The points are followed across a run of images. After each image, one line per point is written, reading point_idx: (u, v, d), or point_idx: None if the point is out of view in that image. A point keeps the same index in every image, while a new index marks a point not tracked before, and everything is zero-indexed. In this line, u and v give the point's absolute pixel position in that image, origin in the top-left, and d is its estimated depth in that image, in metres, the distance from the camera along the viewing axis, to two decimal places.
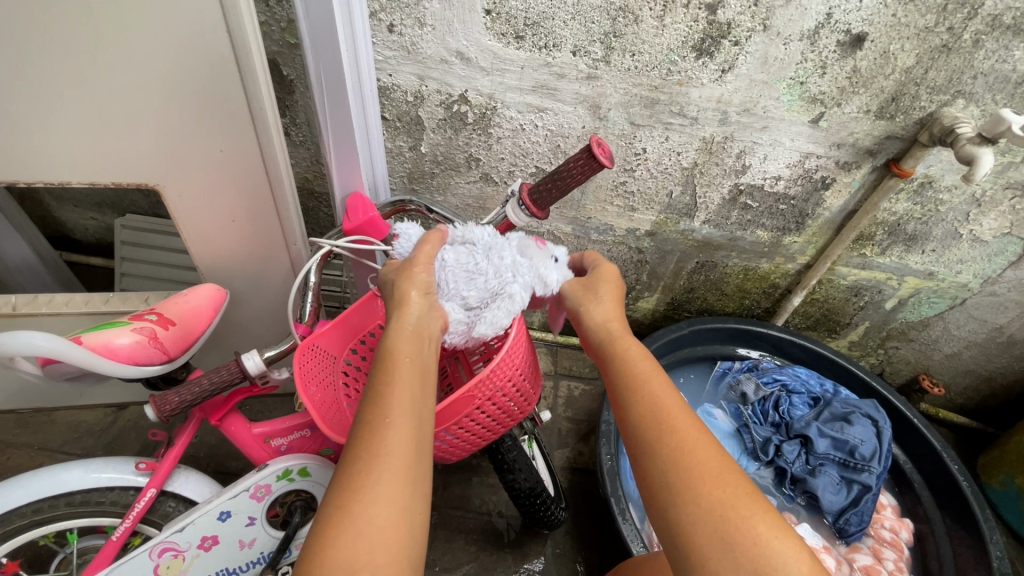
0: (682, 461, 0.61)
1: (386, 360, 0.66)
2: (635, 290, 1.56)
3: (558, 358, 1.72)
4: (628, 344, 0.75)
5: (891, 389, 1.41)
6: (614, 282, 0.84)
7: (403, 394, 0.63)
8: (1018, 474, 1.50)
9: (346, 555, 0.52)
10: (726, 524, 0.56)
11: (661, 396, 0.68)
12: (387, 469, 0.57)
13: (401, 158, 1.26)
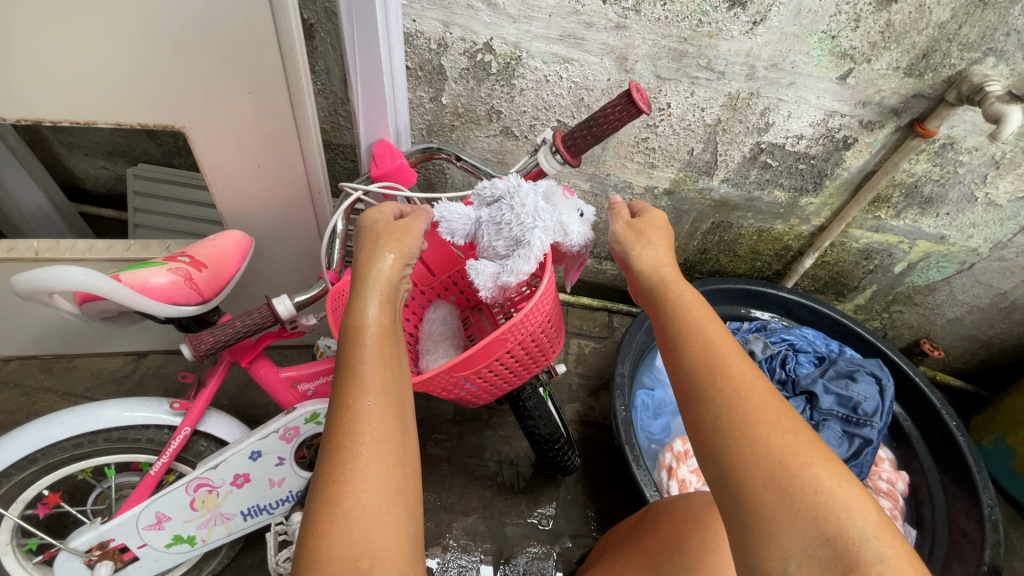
0: (736, 406, 0.62)
1: (354, 336, 0.62)
2: None
3: (569, 316, 1.75)
4: (680, 289, 0.76)
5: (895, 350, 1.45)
6: (664, 229, 0.86)
7: (375, 375, 0.59)
8: (1010, 433, 1.56)
9: (346, 546, 0.52)
10: (783, 469, 0.57)
11: (715, 342, 0.68)
12: (371, 458, 0.55)
13: (421, 110, 1.25)
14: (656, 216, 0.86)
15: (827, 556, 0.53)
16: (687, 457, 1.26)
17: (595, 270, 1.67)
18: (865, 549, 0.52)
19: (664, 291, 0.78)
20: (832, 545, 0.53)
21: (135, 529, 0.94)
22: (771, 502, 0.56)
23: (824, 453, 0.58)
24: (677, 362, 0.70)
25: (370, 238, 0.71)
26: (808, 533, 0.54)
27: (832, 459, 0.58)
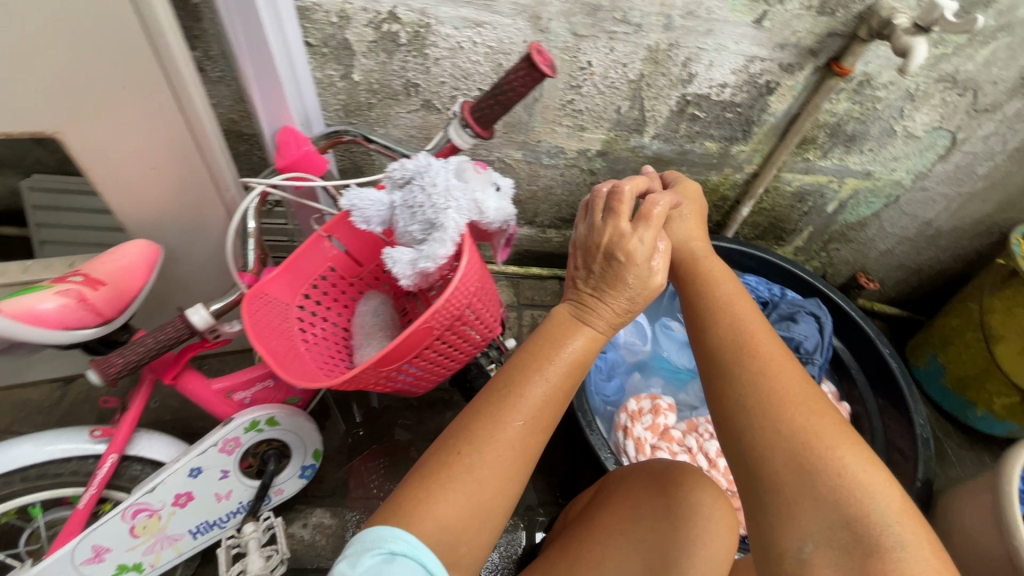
0: (762, 386, 0.69)
1: (540, 361, 0.73)
2: None
3: (520, 289, 1.73)
4: (710, 263, 0.92)
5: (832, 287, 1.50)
6: (695, 202, 1.05)
7: (537, 406, 0.71)
8: (941, 353, 1.66)
9: (450, 510, 0.65)
10: (807, 450, 0.63)
11: (753, 331, 0.76)
12: (502, 457, 0.68)
13: (334, 89, 1.17)
14: (689, 191, 1.04)
15: (857, 545, 0.58)
16: (640, 416, 1.28)
17: (541, 239, 1.65)
18: (884, 531, 0.58)
19: (695, 265, 0.93)
20: (855, 529, 0.58)
21: (72, 565, 0.89)
22: (790, 481, 0.63)
23: (853, 444, 0.64)
24: (712, 346, 0.78)
25: (594, 231, 0.82)
26: (830, 515, 0.60)
27: (862, 450, 0.64)
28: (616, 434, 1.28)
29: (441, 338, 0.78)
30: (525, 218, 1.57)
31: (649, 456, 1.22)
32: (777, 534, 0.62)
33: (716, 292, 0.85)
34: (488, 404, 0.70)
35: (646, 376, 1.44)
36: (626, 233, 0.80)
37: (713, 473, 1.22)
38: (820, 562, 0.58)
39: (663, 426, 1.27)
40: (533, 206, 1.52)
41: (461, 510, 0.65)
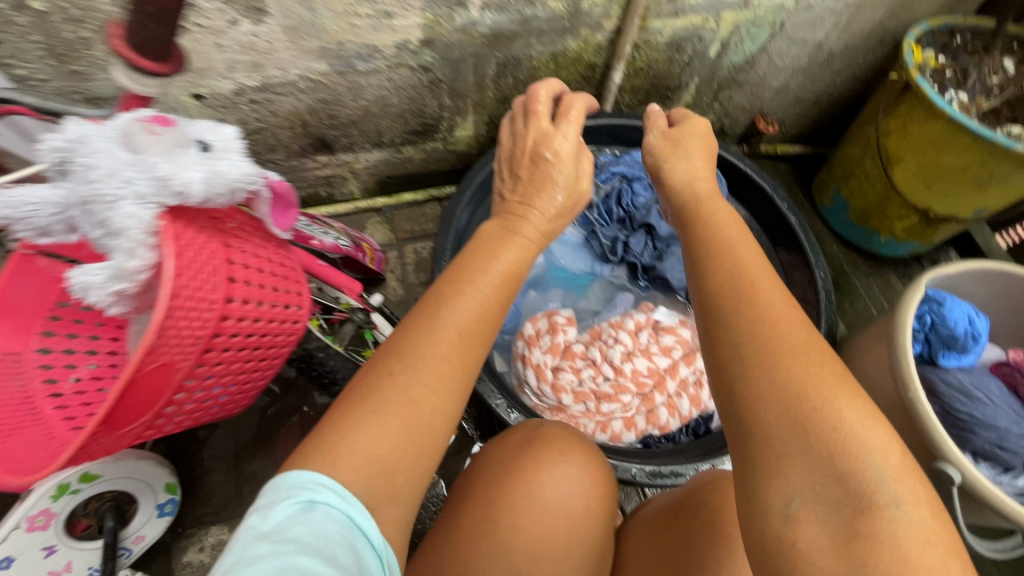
0: (773, 340, 0.56)
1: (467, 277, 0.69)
2: (446, 119, 1.30)
3: (395, 221, 1.51)
4: (714, 202, 0.76)
5: (723, 146, 1.36)
6: (703, 138, 0.86)
7: (470, 319, 0.66)
8: (844, 187, 1.59)
9: (371, 436, 0.57)
10: (804, 406, 0.53)
11: (749, 265, 0.64)
12: (427, 381, 0.61)
13: (15, 28, 0.83)
14: (698, 127, 0.86)
15: (853, 508, 0.49)
16: (537, 339, 1.17)
17: (400, 160, 1.40)
18: (887, 499, 0.49)
19: (697, 205, 0.76)
20: (854, 490, 0.50)
21: None
22: (780, 435, 0.53)
23: (862, 402, 0.55)
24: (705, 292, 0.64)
25: (526, 139, 0.88)
26: (820, 472, 0.51)
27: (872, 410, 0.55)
28: (515, 365, 1.17)
29: (222, 342, 0.64)
30: (369, 141, 1.30)
31: (552, 380, 1.13)
32: (763, 490, 0.52)
33: (717, 231, 0.70)
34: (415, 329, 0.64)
35: (542, 291, 1.31)
36: (547, 134, 0.86)
37: (620, 380, 1.15)
38: (808, 521, 0.50)
39: (562, 345, 1.17)
40: (373, 124, 1.25)
41: (382, 442, 0.58)
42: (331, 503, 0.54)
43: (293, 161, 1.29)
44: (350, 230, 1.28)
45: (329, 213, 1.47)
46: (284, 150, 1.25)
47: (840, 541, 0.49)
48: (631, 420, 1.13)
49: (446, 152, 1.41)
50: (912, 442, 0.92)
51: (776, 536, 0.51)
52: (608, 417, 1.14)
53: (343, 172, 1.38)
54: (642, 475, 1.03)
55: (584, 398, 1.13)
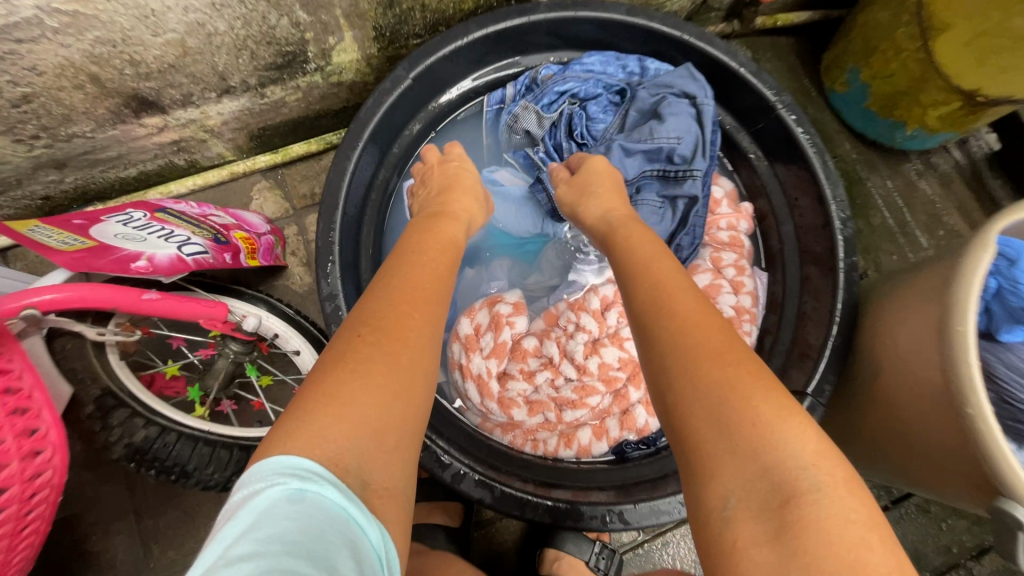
0: (711, 352, 0.50)
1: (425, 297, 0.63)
2: (313, 43, 0.90)
3: (288, 185, 1.17)
4: (629, 232, 0.70)
5: (711, 33, 0.96)
6: (606, 172, 0.83)
7: (425, 281, 0.64)
8: (865, 68, 1.21)
9: (344, 390, 0.49)
10: (729, 401, 0.46)
11: (665, 276, 0.59)
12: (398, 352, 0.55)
13: None
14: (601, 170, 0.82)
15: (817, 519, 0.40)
16: (476, 340, 0.91)
17: (269, 107, 1.02)
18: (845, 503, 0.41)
19: (611, 240, 0.71)
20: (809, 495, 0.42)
21: None
22: (700, 425, 0.46)
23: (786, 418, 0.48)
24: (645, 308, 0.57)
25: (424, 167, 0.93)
26: (748, 462, 0.43)
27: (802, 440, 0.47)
28: (453, 375, 0.92)
29: None
30: (211, 88, 0.92)
31: (498, 394, 0.89)
32: (696, 491, 0.44)
33: (629, 252, 0.66)
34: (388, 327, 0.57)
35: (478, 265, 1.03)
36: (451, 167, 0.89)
37: (586, 381, 0.90)
38: (742, 521, 0.41)
39: (509, 344, 0.91)
40: (204, 64, 0.86)
41: (373, 408, 0.49)
42: (327, 490, 0.42)
43: (111, 131, 0.92)
44: (215, 219, 0.97)
45: (198, 187, 1.12)
46: (88, 119, 0.88)
47: (775, 542, 0.39)
48: (602, 427, 0.91)
49: (331, 87, 1.02)
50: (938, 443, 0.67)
51: (712, 541, 0.42)
52: (574, 425, 0.92)
53: (195, 133, 1.01)
54: (614, 520, 0.76)
55: (540, 410, 0.90)
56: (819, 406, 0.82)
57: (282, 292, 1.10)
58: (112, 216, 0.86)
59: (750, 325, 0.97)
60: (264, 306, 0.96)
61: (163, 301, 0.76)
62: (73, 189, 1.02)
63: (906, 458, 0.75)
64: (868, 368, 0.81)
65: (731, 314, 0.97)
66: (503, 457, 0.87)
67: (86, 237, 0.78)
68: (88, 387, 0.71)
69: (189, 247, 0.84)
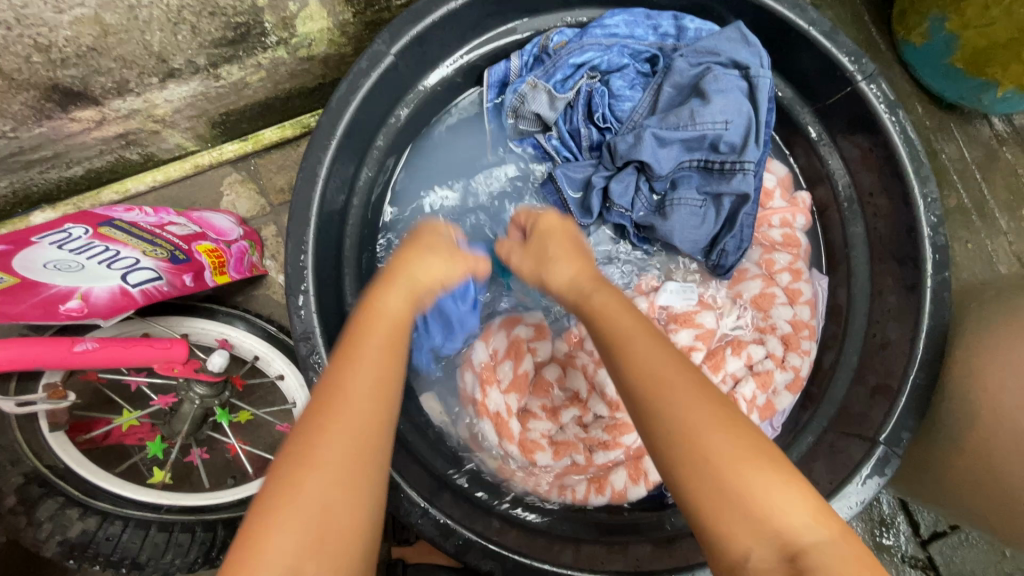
0: (688, 416, 0.44)
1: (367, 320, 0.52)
2: (269, 11, 0.72)
3: (263, 177, 1.00)
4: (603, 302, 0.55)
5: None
6: (559, 228, 0.67)
7: (392, 328, 0.52)
8: (953, 14, 0.96)
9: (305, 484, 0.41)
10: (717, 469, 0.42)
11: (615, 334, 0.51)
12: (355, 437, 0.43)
13: None
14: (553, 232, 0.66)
15: (741, 549, 0.41)
16: (494, 372, 0.78)
17: (228, 90, 0.84)
18: (792, 528, 0.41)
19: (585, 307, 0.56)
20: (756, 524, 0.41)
21: None
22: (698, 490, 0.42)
23: (746, 439, 0.44)
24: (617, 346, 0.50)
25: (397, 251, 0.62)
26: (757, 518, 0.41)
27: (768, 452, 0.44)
28: (464, 408, 0.80)
29: None
30: (151, 72, 0.75)
31: (518, 435, 0.77)
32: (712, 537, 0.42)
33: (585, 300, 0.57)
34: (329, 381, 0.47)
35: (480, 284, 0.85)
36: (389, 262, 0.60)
37: (618, 417, 0.77)
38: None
39: (529, 376, 0.78)
40: (135, 43, 0.69)
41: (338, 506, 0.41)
42: None
43: (38, 128, 0.77)
44: (173, 228, 0.80)
45: (159, 183, 0.96)
46: (3, 116, 0.72)
47: None
48: (639, 468, 0.77)
49: (301, 63, 0.84)
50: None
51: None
52: (606, 468, 0.78)
53: (144, 124, 0.85)
54: None
55: (567, 452, 0.77)
56: (895, 458, 0.69)
57: (261, 304, 0.96)
58: (45, 236, 0.70)
59: (809, 342, 0.82)
60: (241, 326, 0.83)
61: (105, 350, 0.63)
62: (12, 193, 0.88)
63: (1001, 520, 0.64)
64: (963, 417, 0.66)
65: (786, 331, 0.82)
66: (524, 506, 0.78)
67: (11, 272, 0.64)
68: (9, 472, 0.66)
69: (137, 274, 0.71)
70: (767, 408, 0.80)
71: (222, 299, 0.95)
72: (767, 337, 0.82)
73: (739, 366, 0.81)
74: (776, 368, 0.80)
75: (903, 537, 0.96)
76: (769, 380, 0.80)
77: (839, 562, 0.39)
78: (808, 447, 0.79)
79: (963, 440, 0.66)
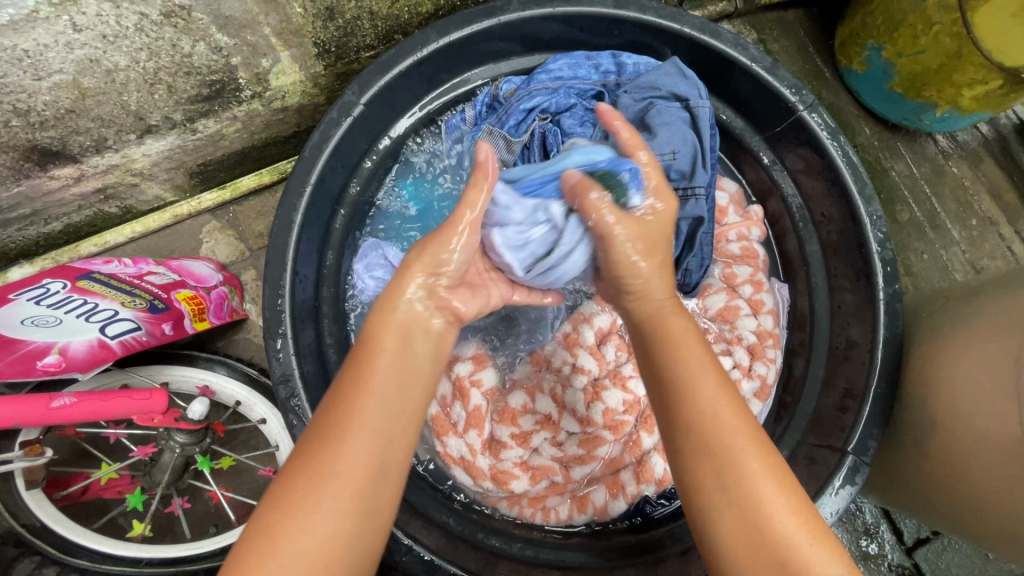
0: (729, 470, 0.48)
1: (376, 356, 0.50)
2: (243, 68, 0.75)
3: (242, 224, 1.02)
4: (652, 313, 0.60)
5: (691, 24, 0.81)
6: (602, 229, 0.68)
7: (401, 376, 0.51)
8: (888, 45, 1.04)
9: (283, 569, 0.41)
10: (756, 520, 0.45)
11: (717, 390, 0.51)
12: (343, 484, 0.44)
13: None
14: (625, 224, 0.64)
15: None
16: (447, 421, 0.80)
17: (205, 142, 0.86)
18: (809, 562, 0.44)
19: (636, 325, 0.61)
20: (770, 556, 0.44)
21: None
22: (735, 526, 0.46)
23: (749, 431, 0.50)
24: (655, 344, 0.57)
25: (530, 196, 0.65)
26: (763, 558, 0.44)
27: (767, 445, 0.49)
28: (435, 458, 0.81)
29: None
30: (128, 129, 0.77)
31: (490, 470, 0.78)
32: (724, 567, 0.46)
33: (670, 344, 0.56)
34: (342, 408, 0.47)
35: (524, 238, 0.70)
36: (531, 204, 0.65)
37: (590, 431, 0.80)
38: None
39: (483, 408, 0.79)
40: (113, 104, 0.72)
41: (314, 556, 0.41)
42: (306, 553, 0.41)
43: (16, 188, 0.78)
44: (152, 277, 0.81)
45: (138, 234, 0.97)
46: None
47: None
48: (617, 481, 0.80)
49: (275, 113, 0.87)
50: (999, 496, 0.60)
51: None
52: (585, 486, 0.81)
53: (122, 178, 0.87)
54: None
55: (544, 475, 0.79)
56: (864, 466, 0.71)
57: (243, 348, 0.97)
58: (22, 292, 0.71)
59: (774, 351, 0.85)
60: (222, 371, 0.84)
61: (82, 405, 0.63)
62: None
63: (959, 514, 0.66)
64: (926, 419, 0.69)
65: (752, 341, 0.85)
66: (507, 535, 0.78)
67: None
68: None
69: (115, 326, 0.72)
70: None
71: (203, 345, 0.95)
72: (735, 348, 0.84)
73: None
74: (744, 377, 0.83)
75: (888, 545, 0.97)
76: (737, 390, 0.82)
77: None
78: (784, 460, 0.81)
79: (926, 445, 0.68)
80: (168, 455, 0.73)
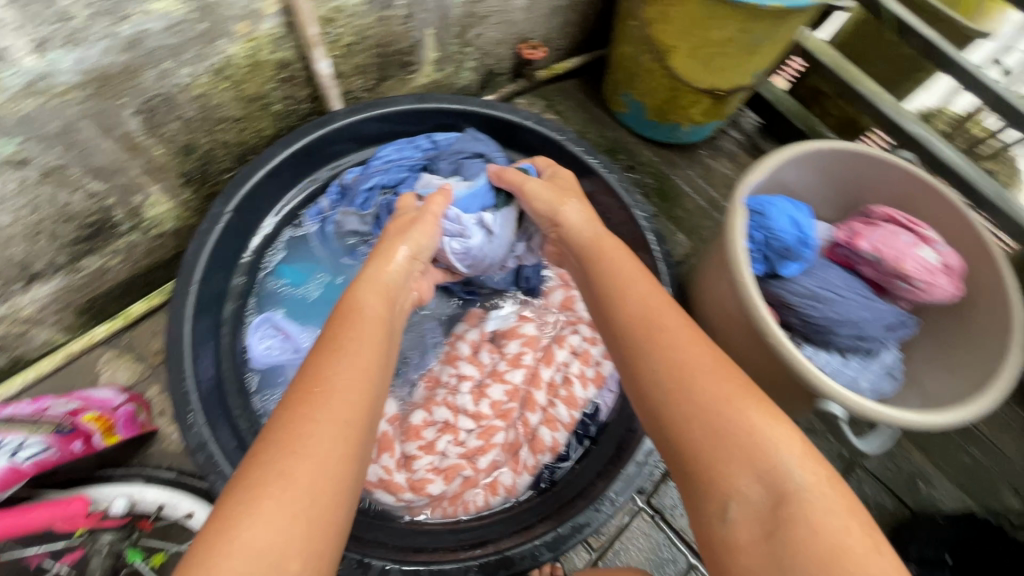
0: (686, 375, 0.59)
1: (350, 319, 0.66)
2: (118, 206, 0.90)
3: (138, 346, 1.10)
4: (603, 250, 0.80)
5: (476, 103, 1.10)
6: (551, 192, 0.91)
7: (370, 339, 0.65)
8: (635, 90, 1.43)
9: (281, 481, 0.49)
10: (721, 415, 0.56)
11: (650, 314, 0.67)
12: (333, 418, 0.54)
13: None
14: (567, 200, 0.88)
15: (729, 490, 0.53)
16: None
17: (91, 277, 0.98)
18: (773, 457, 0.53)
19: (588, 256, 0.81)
20: (734, 445, 0.54)
21: None
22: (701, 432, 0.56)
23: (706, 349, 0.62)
24: (614, 309, 0.71)
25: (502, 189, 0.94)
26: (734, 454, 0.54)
27: (722, 360, 0.61)
28: None
29: None
30: (16, 279, 0.87)
31: (407, 481, 0.90)
32: (704, 492, 0.54)
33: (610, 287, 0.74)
34: (303, 397, 0.56)
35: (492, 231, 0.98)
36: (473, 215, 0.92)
37: (484, 424, 0.96)
38: (745, 522, 0.52)
39: (390, 432, 0.93)
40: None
41: (313, 468, 0.51)
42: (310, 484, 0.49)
43: None
44: (55, 407, 0.88)
45: (32, 380, 1.02)
46: None
47: (767, 510, 0.51)
48: (516, 459, 0.95)
49: (154, 239, 1.01)
50: (762, 362, 0.81)
51: (712, 520, 0.54)
52: (493, 473, 0.94)
53: (11, 328, 0.94)
54: (544, 551, 0.80)
55: (456, 473, 0.92)
56: None
57: (159, 457, 1.02)
58: None
59: None
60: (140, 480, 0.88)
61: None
62: None
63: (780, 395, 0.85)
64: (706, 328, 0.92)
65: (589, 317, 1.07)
66: (432, 533, 0.87)
67: None
68: None
69: (25, 451, 0.80)
70: (597, 377, 1.01)
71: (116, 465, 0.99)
72: (579, 325, 1.06)
73: (566, 353, 1.03)
74: (591, 345, 1.04)
75: None
76: (588, 356, 1.03)
77: (820, 510, 0.50)
78: None
79: None
80: (99, 555, 0.86)
